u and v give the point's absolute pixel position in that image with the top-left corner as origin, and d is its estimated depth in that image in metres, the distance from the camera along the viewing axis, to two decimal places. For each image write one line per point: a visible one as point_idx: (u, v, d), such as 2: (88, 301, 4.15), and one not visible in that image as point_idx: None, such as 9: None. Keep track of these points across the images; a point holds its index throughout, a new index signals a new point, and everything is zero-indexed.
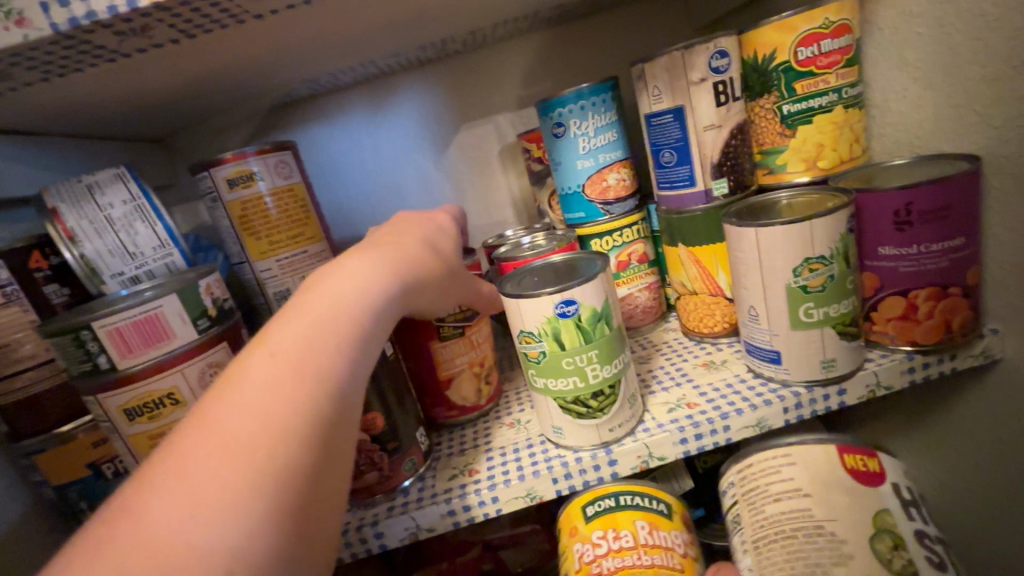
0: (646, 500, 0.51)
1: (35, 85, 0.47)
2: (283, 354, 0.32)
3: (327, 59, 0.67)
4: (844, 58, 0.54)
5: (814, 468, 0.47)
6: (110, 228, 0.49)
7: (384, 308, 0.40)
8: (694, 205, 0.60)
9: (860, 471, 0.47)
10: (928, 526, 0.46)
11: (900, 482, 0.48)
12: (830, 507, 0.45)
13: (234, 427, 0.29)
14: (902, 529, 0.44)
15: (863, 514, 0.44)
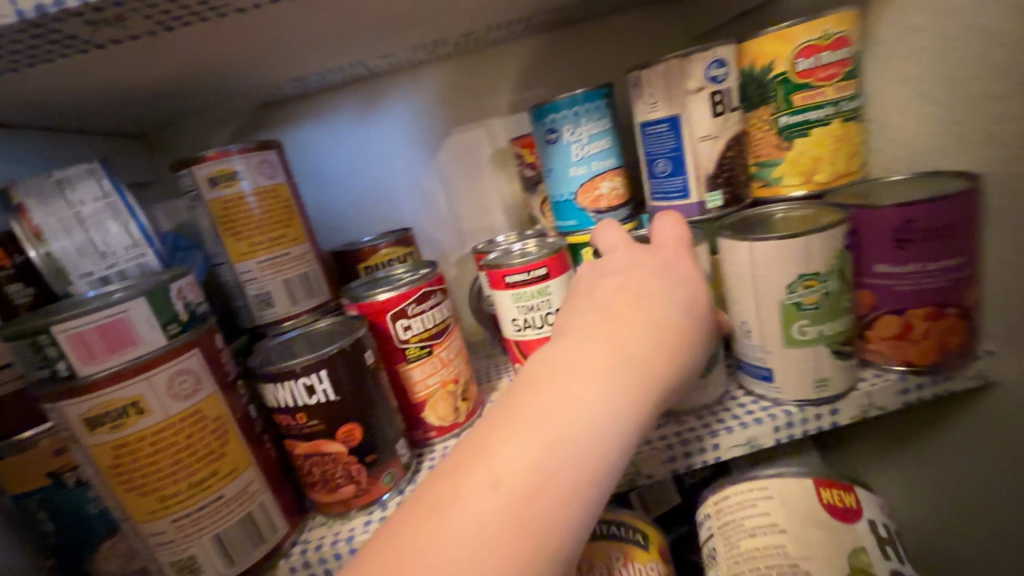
0: (622, 531, 0.52)
1: (3, 74, 0.45)
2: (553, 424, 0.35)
3: (318, 57, 0.65)
4: (843, 71, 0.53)
5: (791, 504, 0.48)
6: (79, 227, 0.47)
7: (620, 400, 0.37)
8: (688, 216, 0.59)
9: (836, 506, 0.48)
10: (905, 566, 0.46)
11: (878, 520, 0.49)
12: (805, 544, 0.45)
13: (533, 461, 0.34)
14: (877, 570, 0.44)
15: (836, 551, 0.45)
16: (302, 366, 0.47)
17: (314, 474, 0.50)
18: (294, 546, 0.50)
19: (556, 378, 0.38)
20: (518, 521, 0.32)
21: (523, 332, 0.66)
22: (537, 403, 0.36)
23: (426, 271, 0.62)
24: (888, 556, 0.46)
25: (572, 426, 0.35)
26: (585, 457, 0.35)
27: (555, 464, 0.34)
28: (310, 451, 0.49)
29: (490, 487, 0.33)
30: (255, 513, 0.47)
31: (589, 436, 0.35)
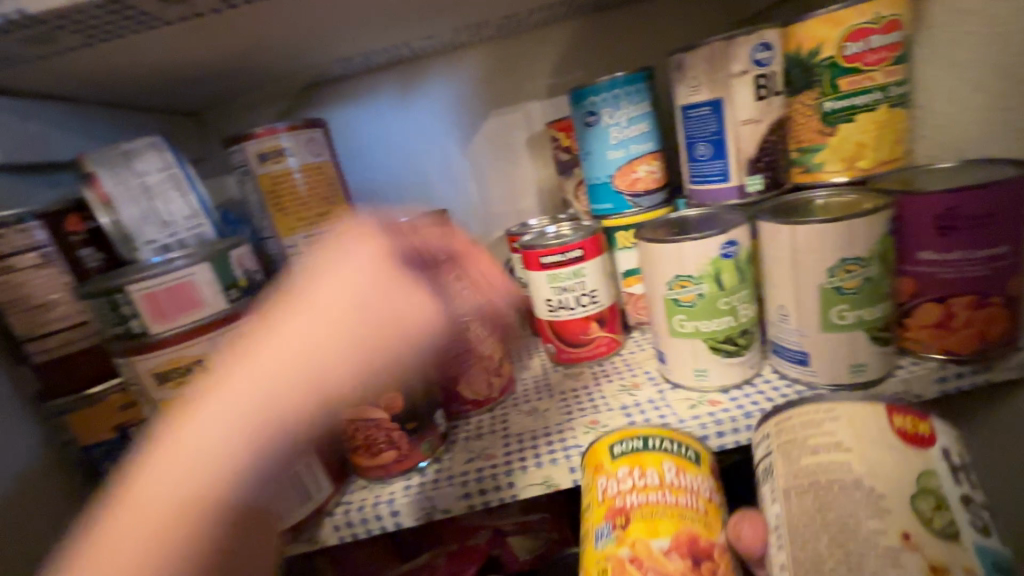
0: (675, 445, 0.46)
1: (77, 50, 0.48)
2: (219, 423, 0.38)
3: (362, 39, 0.67)
4: (892, 56, 0.53)
5: (860, 424, 0.40)
6: (144, 196, 0.50)
7: (264, 460, 0.39)
8: (726, 199, 0.60)
9: (909, 432, 0.40)
10: (976, 493, 0.39)
11: (960, 452, 0.41)
12: (872, 461, 0.38)
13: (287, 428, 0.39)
14: (948, 494, 0.37)
15: (903, 475, 0.38)
16: None
17: (357, 439, 0.53)
18: (337, 506, 0.54)
19: (349, 341, 0.41)
20: (209, 494, 0.36)
21: (556, 313, 0.67)
22: (241, 390, 0.38)
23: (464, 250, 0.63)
24: (963, 483, 0.39)
25: (248, 424, 0.38)
26: (311, 403, 0.40)
27: (229, 451, 0.38)
28: (354, 416, 0.52)
29: (225, 420, 0.38)
30: (303, 472, 0.50)
31: (322, 367, 0.40)
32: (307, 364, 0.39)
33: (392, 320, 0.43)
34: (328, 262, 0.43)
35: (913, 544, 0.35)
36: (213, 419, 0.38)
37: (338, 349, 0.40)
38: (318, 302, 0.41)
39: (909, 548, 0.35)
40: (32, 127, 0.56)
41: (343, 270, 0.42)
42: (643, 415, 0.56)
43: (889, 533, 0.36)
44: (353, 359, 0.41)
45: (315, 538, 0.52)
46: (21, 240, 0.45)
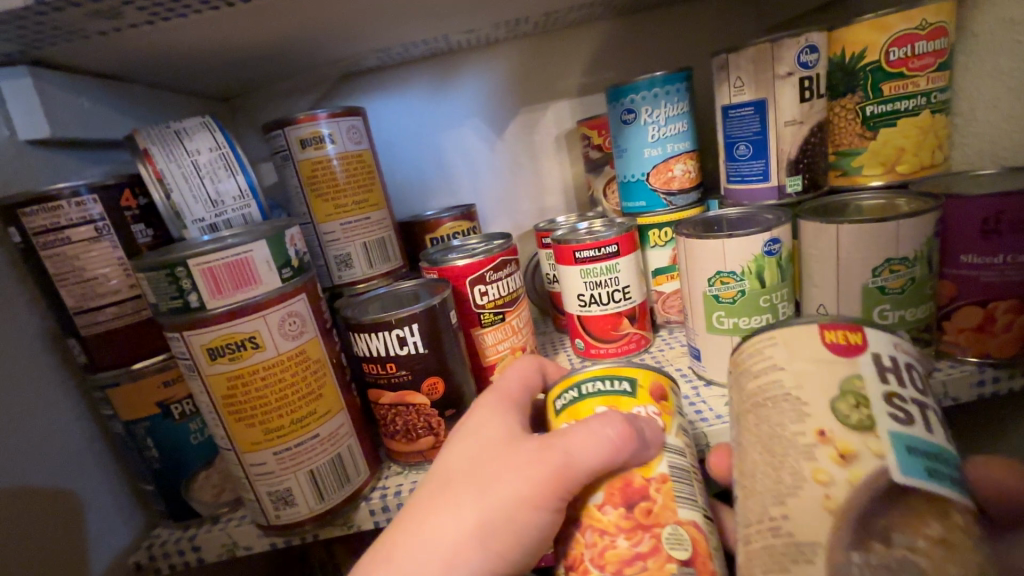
0: (607, 382, 0.44)
1: (138, 27, 0.48)
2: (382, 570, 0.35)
3: (405, 30, 0.67)
4: (937, 62, 0.53)
5: (796, 345, 0.37)
6: (196, 174, 0.50)
7: None
8: (764, 199, 0.60)
9: (838, 347, 0.36)
10: (909, 388, 0.35)
11: (904, 360, 0.36)
12: (798, 374, 0.36)
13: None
14: (875, 397, 0.33)
15: (827, 383, 0.34)
16: (397, 319, 0.50)
17: (396, 424, 0.53)
18: (373, 490, 0.53)
19: (466, 487, 0.38)
20: None
21: (588, 308, 0.67)
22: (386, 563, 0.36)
23: (500, 242, 0.64)
24: (899, 383, 0.35)
25: None
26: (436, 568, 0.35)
27: None
28: (395, 400, 0.52)
29: None
30: (344, 454, 0.49)
31: (465, 525, 0.36)
32: (437, 546, 0.36)
33: (499, 453, 0.39)
34: (463, 424, 0.44)
35: (827, 439, 0.33)
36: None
37: (459, 503, 0.37)
38: (473, 447, 0.41)
39: (824, 443, 0.33)
40: (80, 105, 0.56)
41: (464, 446, 0.41)
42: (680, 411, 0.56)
43: (807, 432, 0.33)
44: (484, 503, 0.37)
45: (351, 522, 0.51)
46: (76, 213, 0.45)
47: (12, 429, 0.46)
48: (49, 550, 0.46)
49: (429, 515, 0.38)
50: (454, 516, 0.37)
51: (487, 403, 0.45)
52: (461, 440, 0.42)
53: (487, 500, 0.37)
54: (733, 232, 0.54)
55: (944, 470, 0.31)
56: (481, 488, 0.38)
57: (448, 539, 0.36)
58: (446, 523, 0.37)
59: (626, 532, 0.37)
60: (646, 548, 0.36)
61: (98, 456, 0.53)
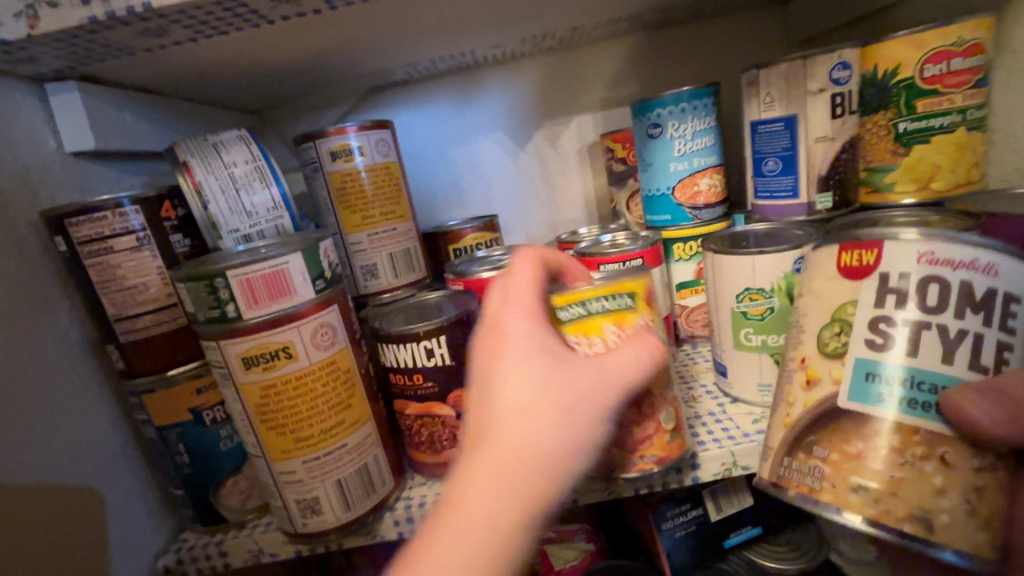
0: (609, 299, 0.45)
1: (182, 44, 0.50)
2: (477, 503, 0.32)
3: (434, 44, 0.68)
4: (973, 79, 0.53)
5: (817, 273, 0.40)
6: (233, 185, 0.51)
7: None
8: (793, 215, 0.60)
9: (854, 271, 0.37)
10: (971, 319, 0.33)
11: (926, 274, 0.34)
12: (812, 302, 0.40)
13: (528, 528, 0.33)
14: (860, 322, 0.36)
15: (821, 308, 0.39)
16: (424, 331, 0.50)
17: (421, 435, 0.53)
18: (397, 501, 0.53)
19: (546, 408, 0.35)
20: None
21: None
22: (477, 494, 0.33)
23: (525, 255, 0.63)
24: (897, 306, 0.35)
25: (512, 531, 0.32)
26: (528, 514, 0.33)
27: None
28: (420, 412, 0.52)
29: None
30: (370, 464, 0.50)
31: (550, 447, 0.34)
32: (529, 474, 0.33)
33: (565, 374, 0.37)
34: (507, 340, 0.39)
35: (804, 365, 0.39)
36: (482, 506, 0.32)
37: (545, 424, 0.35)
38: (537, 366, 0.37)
39: (800, 369, 0.39)
40: (122, 118, 0.58)
41: (522, 378, 0.36)
42: (707, 428, 0.55)
43: (795, 361, 0.40)
44: (564, 439, 0.35)
45: (374, 533, 0.51)
46: (119, 223, 0.47)
47: (53, 430, 0.47)
48: (81, 552, 0.47)
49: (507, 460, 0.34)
50: (534, 445, 0.34)
51: (518, 317, 0.40)
52: (515, 370, 0.37)
53: (568, 437, 0.35)
54: (762, 248, 0.54)
55: (924, 399, 0.33)
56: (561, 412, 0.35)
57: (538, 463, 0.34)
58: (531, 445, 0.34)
59: (635, 419, 0.48)
60: (647, 427, 0.48)
61: (130, 459, 0.54)
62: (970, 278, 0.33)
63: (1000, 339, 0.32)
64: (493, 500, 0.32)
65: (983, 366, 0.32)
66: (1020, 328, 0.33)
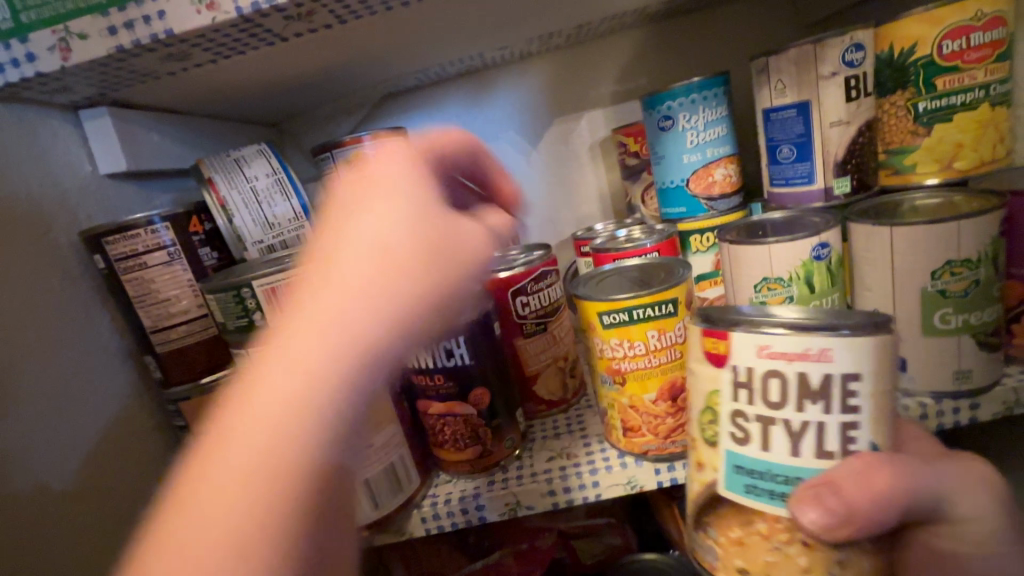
0: (654, 308, 0.47)
1: (203, 66, 0.52)
2: (294, 353, 0.29)
3: (443, 50, 0.70)
4: (995, 53, 0.52)
5: (689, 348, 0.35)
6: (255, 199, 0.54)
7: (287, 446, 0.28)
8: (811, 202, 0.59)
9: (718, 359, 0.32)
10: (813, 409, 0.29)
11: (770, 368, 0.30)
12: (689, 384, 0.35)
13: (342, 375, 0.29)
14: (728, 417, 0.32)
15: (694, 392, 0.34)
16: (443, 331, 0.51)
17: (444, 433, 0.55)
18: (424, 499, 0.55)
19: (362, 252, 0.32)
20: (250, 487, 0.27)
21: None
22: (281, 352, 0.29)
23: (540, 251, 0.63)
24: (749, 401, 0.31)
25: (304, 377, 0.29)
26: (332, 362, 0.29)
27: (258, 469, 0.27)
28: (442, 411, 0.53)
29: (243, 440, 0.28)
30: (396, 464, 0.52)
31: (359, 285, 0.31)
32: (323, 317, 0.30)
33: (394, 220, 0.33)
34: (353, 190, 0.35)
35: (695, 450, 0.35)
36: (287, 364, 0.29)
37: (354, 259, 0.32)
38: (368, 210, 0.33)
39: (692, 452, 0.36)
40: (151, 139, 0.61)
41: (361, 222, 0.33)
42: None
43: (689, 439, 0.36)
44: (390, 270, 0.32)
45: (404, 530, 0.53)
46: (151, 240, 0.49)
47: (100, 439, 0.50)
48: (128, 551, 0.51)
49: (328, 301, 0.30)
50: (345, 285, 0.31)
51: (377, 171, 0.36)
52: (367, 207, 0.34)
53: (404, 276, 0.32)
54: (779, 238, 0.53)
55: (770, 489, 0.31)
56: (371, 254, 0.32)
57: (338, 305, 0.30)
58: (340, 283, 0.31)
59: (673, 415, 0.50)
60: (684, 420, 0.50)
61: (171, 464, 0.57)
62: (807, 371, 0.29)
63: (842, 422, 0.29)
64: (290, 357, 0.29)
65: (828, 452, 0.30)
66: (865, 407, 0.29)
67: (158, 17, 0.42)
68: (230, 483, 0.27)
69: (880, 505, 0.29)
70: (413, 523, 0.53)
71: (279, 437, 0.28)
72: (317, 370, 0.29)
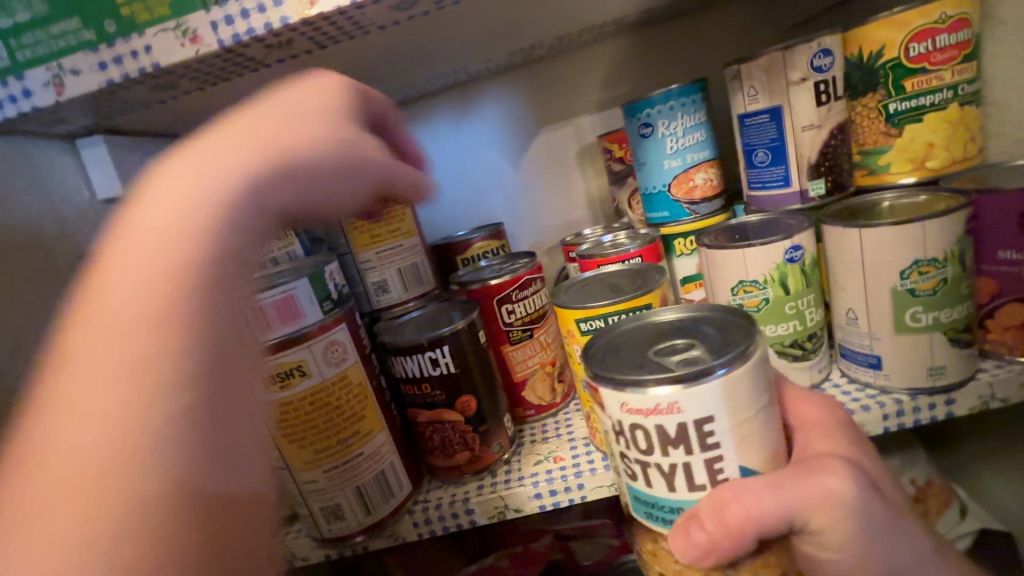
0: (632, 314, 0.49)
1: (192, 93, 0.54)
2: (145, 261, 0.26)
3: (427, 66, 0.72)
4: (961, 54, 0.52)
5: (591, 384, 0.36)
6: None
7: (148, 345, 0.25)
8: (788, 204, 0.60)
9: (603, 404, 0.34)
10: (676, 453, 0.30)
11: (634, 421, 0.31)
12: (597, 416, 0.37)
13: (199, 299, 0.26)
14: (620, 453, 0.33)
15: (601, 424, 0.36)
16: (429, 340, 0.53)
17: (434, 440, 0.56)
18: (416, 505, 0.56)
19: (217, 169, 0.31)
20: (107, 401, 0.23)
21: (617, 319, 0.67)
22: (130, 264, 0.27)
23: (525, 260, 0.64)
24: (627, 446, 0.32)
25: (157, 281, 0.26)
26: (197, 285, 0.27)
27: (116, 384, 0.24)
28: (431, 418, 0.55)
29: (95, 358, 0.24)
30: (387, 470, 0.54)
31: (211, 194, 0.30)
32: (176, 223, 0.28)
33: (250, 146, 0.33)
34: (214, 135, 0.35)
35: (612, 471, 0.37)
36: (138, 272, 0.26)
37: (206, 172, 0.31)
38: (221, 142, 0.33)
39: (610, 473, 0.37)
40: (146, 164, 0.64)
41: (204, 160, 0.31)
42: None
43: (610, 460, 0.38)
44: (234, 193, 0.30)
45: (396, 535, 0.54)
46: None
47: None
48: None
49: (165, 225, 0.28)
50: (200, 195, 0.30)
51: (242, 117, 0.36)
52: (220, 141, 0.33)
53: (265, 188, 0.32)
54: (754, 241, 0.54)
55: (662, 514, 0.32)
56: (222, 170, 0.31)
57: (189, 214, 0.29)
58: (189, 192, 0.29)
59: None
60: None
61: None
62: (663, 423, 0.30)
63: (706, 460, 0.30)
64: (138, 266, 0.26)
65: (699, 486, 0.31)
66: (725, 444, 0.30)
67: (145, 52, 0.44)
68: (90, 441, 0.23)
69: (745, 538, 0.29)
70: (404, 528, 0.55)
71: (120, 369, 0.24)
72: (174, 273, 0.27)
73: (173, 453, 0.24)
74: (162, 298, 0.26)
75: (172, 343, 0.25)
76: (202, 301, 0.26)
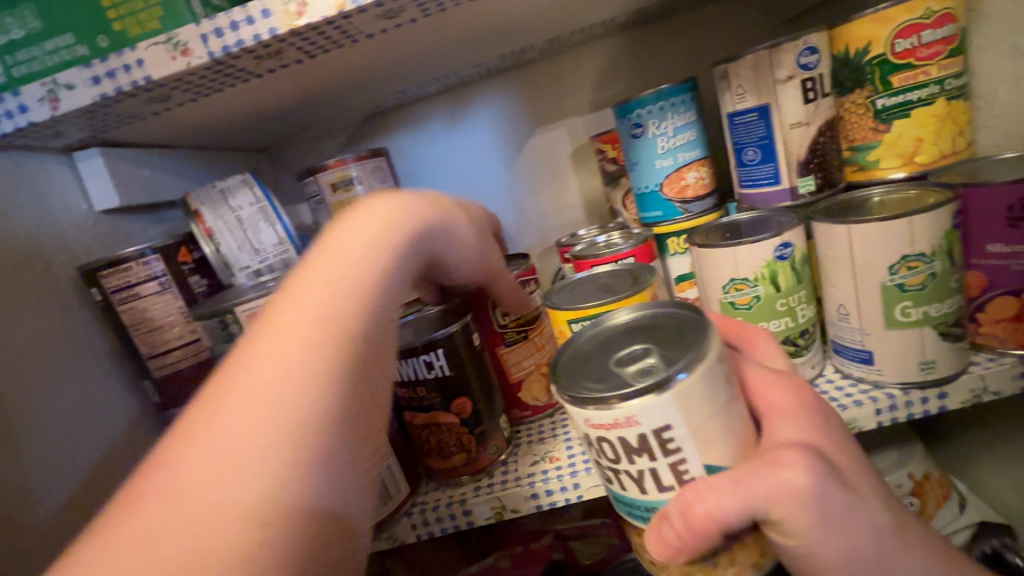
0: None
1: (184, 105, 0.55)
2: (306, 322, 0.29)
3: (418, 72, 0.72)
4: (948, 48, 0.52)
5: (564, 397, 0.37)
6: (240, 227, 0.57)
7: (305, 407, 0.27)
8: (779, 201, 0.60)
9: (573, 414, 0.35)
10: (642, 459, 0.32)
11: (599, 433, 0.32)
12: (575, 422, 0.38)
13: (346, 371, 0.29)
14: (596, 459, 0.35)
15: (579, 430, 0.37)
16: (422, 343, 0.53)
17: (431, 443, 0.57)
18: (414, 506, 0.57)
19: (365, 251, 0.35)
20: (263, 445, 0.25)
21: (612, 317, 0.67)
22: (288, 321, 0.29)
23: (519, 261, 0.65)
24: (600, 454, 0.34)
25: (315, 346, 0.29)
26: (345, 363, 0.29)
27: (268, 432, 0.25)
28: (427, 421, 0.56)
29: (251, 397, 0.26)
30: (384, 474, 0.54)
31: (361, 275, 0.33)
32: (334, 296, 0.31)
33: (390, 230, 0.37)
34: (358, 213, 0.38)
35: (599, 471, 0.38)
36: (300, 331, 0.29)
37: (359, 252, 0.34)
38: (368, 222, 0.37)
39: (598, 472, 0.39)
40: (144, 174, 0.65)
41: (356, 239, 0.35)
42: None
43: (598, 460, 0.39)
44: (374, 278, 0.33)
45: (396, 536, 0.56)
46: (143, 271, 0.52)
47: (103, 461, 0.53)
48: None
49: (321, 295, 0.31)
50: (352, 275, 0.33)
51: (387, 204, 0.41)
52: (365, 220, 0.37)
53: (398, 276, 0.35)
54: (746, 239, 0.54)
55: (639, 512, 0.34)
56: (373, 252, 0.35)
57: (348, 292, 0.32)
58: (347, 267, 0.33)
59: None
60: None
61: None
62: (624, 434, 0.31)
63: (671, 464, 0.31)
64: (300, 328, 0.29)
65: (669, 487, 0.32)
66: (686, 447, 0.30)
67: (137, 65, 0.45)
68: (236, 470, 0.24)
69: (712, 538, 0.30)
70: (404, 529, 0.56)
71: (272, 417, 0.26)
72: (325, 341, 0.29)
73: (305, 502, 0.25)
74: (316, 360, 0.28)
75: (319, 411, 0.27)
76: (343, 383, 0.28)
